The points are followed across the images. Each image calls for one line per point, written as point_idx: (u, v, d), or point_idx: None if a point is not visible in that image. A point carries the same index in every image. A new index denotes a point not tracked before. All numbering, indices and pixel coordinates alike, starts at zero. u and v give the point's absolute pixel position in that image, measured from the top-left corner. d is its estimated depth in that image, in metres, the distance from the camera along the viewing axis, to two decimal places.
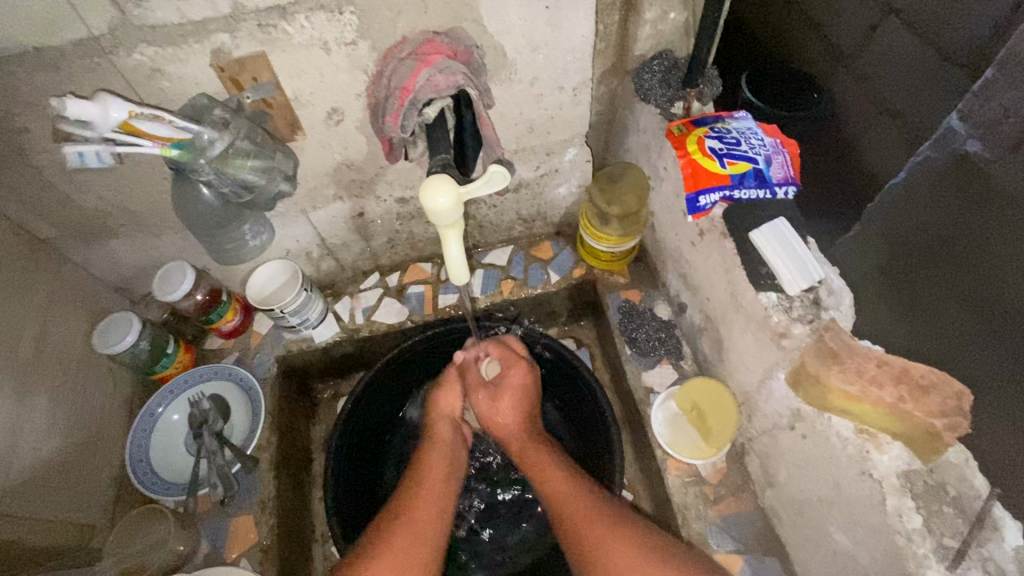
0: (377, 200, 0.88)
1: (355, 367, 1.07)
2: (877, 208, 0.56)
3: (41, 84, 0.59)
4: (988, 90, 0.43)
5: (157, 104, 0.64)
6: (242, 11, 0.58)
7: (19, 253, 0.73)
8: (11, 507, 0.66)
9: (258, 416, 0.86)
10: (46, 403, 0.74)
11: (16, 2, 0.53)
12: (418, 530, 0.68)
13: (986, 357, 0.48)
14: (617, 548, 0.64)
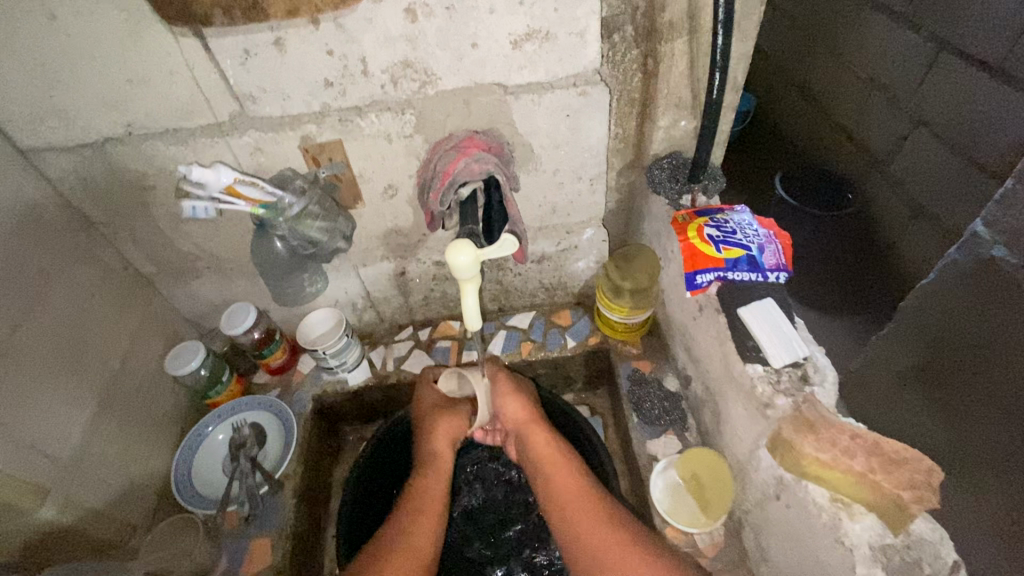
0: (418, 262, 1.02)
1: (369, 415, 1.16)
2: (909, 306, 0.57)
3: (174, 154, 0.77)
4: (1008, 201, 0.45)
5: (252, 174, 0.81)
6: (328, 110, 0.75)
7: (122, 284, 0.90)
8: (79, 497, 0.76)
9: (291, 444, 0.95)
10: (119, 411, 0.86)
11: (169, 99, 0.72)
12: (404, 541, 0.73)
13: (990, 468, 0.51)
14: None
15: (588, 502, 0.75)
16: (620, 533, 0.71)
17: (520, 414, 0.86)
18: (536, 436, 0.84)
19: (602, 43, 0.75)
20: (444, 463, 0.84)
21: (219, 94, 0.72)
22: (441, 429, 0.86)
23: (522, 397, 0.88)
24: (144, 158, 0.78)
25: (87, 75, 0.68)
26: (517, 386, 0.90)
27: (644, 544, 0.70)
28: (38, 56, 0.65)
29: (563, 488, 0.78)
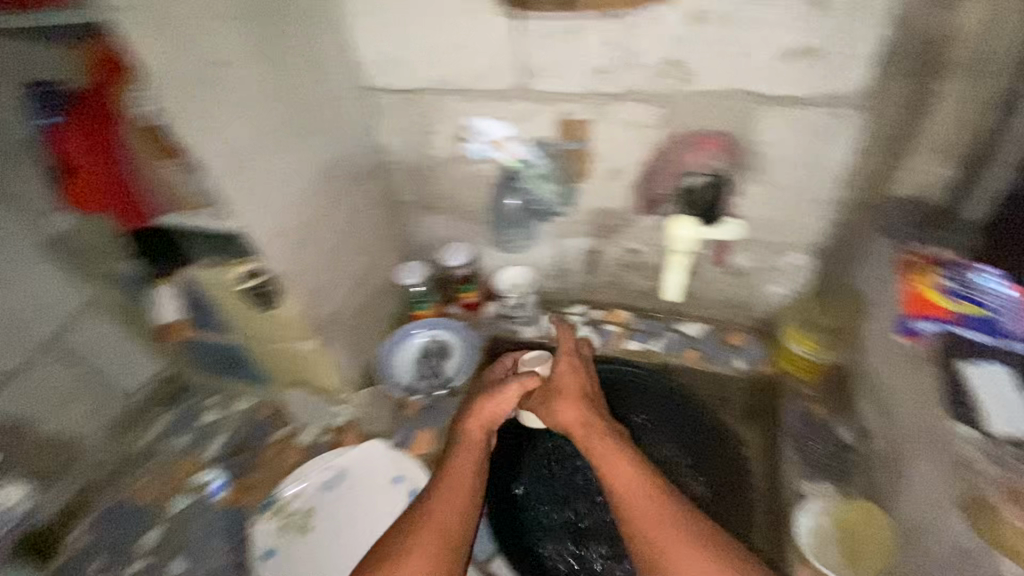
0: (613, 247, 1.10)
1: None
2: None
3: (460, 109, 0.97)
4: None
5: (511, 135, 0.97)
6: (590, 93, 0.88)
7: (386, 204, 1.14)
8: (328, 346, 1.01)
9: (474, 360, 1.15)
10: (361, 297, 1.10)
11: (474, 65, 0.91)
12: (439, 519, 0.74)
13: None
14: (706, 565, 0.66)
15: (643, 493, 0.72)
16: (675, 520, 0.69)
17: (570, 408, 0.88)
18: (582, 437, 0.84)
19: (869, 69, 0.76)
20: (479, 439, 0.86)
21: (512, 66, 0.89)
22: (485, 411, 0.88)
23: (570, 402, 0.89)
24: (438, 108, 0.99)
25: (429, 38, 0.91)
26: (566, 390, 0.91)
27: (703, 535, 0.69)
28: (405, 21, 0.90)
29: (617, 478, 0.75)
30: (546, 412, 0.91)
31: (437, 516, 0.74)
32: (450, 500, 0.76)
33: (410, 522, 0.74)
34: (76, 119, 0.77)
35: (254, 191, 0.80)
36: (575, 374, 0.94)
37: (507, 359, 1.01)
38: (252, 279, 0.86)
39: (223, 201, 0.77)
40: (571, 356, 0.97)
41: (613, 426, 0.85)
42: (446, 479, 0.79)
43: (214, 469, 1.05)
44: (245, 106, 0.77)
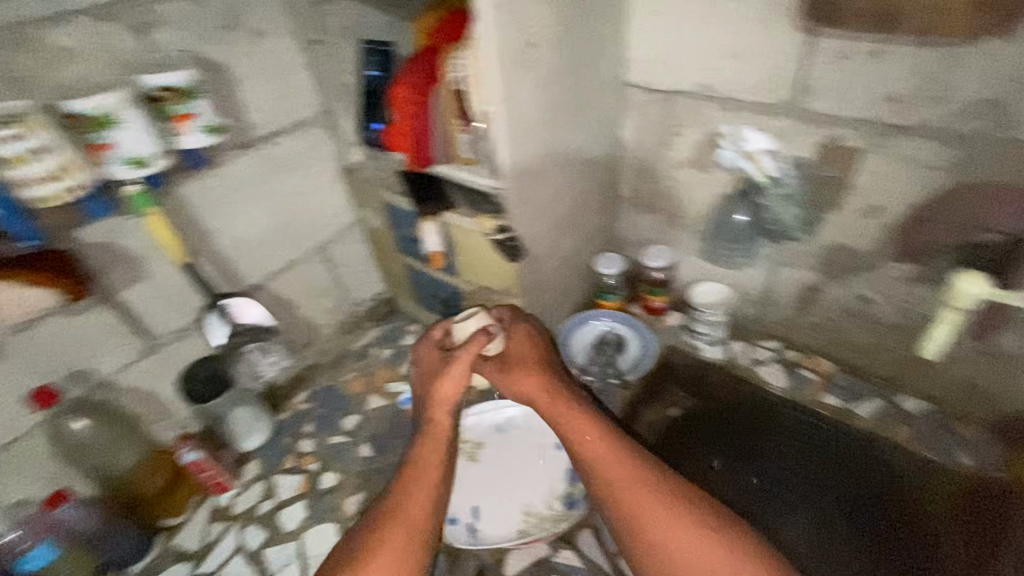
0: (839, 288, 1.02)
1: (691, 391, 1.15)
2: None
3: (716, 115, 0.97)
4: None
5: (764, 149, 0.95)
6: (874, 120, 0.82)
7: (607, 193, 1.19)
8: (528, 309, 1.10)
9: (652, 355, 1.14)
10: (564, 273, 1.17)
11: (748, 74, 0.90)
12: (412, 514, 0.75)
13: None
14: (677, 527, 0.71)
15: (615, 464, 0.77)
16: (656, 494, 0.74)
17: (534, 384, 0.87)
18: (548, 408, 0.85)
19: None
20: (444, 423, 0.85)
21: (791, 80, 0.87)
22: (443, 394, 0.85)
23: (532, 372, 0.88)
24: (692, 111, 1.00)
25: (709, 40, 0.92)
26: (519, 360, 0.89)
27: (672, 501, 0.73)
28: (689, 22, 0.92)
29: (592, 449, 0.79)
30: (505, 381, 0.89)
31: (401, 514, 0.75)
32: (416, 501, 0.77)
33: (379, 520, 0.75)
34: (409, 80, 0.91)
35: (523, 154, 0.89)
36: (527, 343, 0.91)
37: (437, 328, 0.93)
38: (499, 234, 0.96)
39: (495, 161, 0.88)
40: (530, 330, 0.92)
41: (556, 380, 0.87)
42: (405, 486, 0.78)
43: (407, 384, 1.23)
44: (537, 77, 0.85)
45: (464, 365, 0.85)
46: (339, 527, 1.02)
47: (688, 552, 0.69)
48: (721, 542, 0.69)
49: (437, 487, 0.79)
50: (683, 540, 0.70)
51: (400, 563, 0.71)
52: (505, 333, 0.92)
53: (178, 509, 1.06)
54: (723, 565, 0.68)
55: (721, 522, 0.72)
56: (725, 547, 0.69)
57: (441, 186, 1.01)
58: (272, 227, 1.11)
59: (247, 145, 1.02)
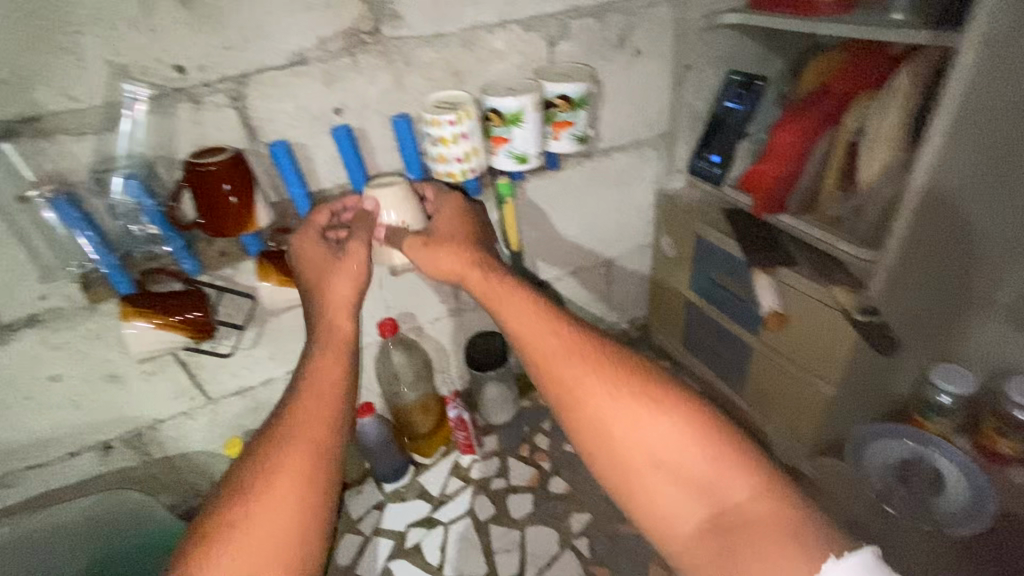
0: None
1: None
2: None
3: None
4: None
5: None
6: None
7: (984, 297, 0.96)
8: (842, 400, 0.93)
9: (991, 505, 0.84)
10: (896, 376, 0.96)
11: None
12: (301, 454, 0.59)
13: None
14: (611, 397, 0.61)
15: (569, 351, 0.64)
16: (642, 390, 0.61)
17: (455, 264, 0.75)
18: (478, 287, 0.72)
19: None
20: (349, 334, 0.70)
21: None
22: (337, 295, 0.72)
23: (451, 245, 0.76)
24: None
25: None
26: (445, 234, 0.79)
27: (618, 375, 0.62)
28: None
29: (525, 325, 0.67)
30: (424, 259, 0.77)
31: (298, 431, 0.61)
32: (313, 429, 0.61)
33: (262, 460, 0.59)
34: (796, 124, 0.86)
35: (920, 230, 0.73)
36: (455, 218, 0.81)
37: (325, 213, 0.82)
38: (859, 313, 0.79)
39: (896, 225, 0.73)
40: (461, 198, 0.84)
41: (478, 251, 0.75)
42: (298, 416, 0.62)
43: None
44: (978, 146, 0.69)
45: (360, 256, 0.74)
46: (560, 537, 1.02)
47: (631, 426, 0.59)
48: (664, 414, 0.59)
49: (337, 409, 0.64)
50: (630, 414, 0.60)
51: (307, 492, 0.57)
52: (439, 199, 0.84)
53: (429, 452, 1.18)
54: (668, 436, 0.58)
55: (646, 379, 0.62)
56: (680, 414, 0.59)
57: (786, 242, 0.91)
58: (582, 232, 1.17)
59: (589, 155, 1.08)
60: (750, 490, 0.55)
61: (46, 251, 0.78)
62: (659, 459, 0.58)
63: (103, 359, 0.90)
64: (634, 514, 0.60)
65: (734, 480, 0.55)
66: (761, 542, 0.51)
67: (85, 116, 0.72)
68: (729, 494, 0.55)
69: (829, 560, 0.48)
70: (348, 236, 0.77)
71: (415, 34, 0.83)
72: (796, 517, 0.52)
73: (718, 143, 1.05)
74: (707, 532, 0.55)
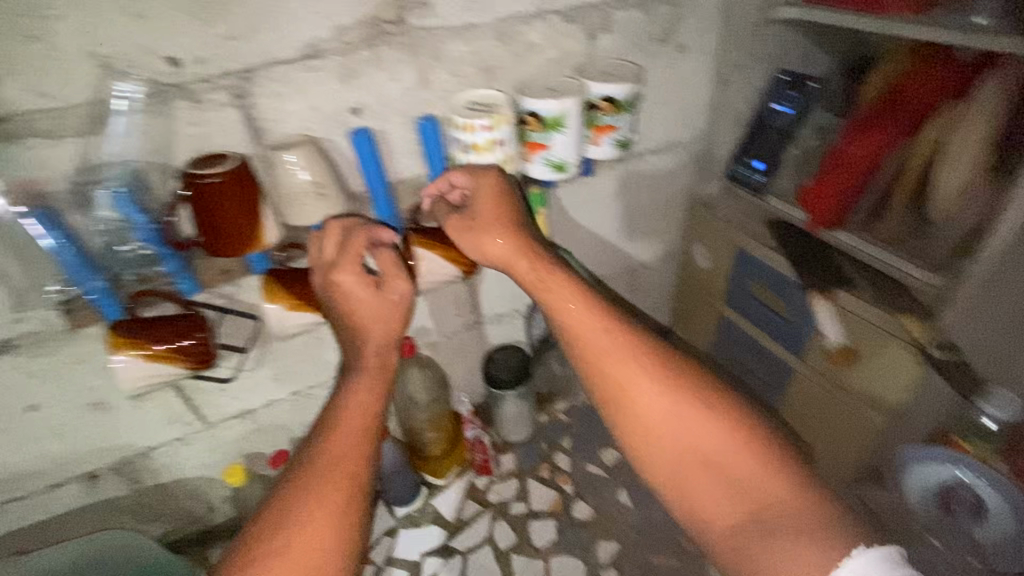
0: None
1: None
2: None
3: None
4: None
5: None
6: None
7: None
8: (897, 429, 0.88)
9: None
10: None
11: None
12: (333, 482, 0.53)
13: None
14: (669, 404, 0.59)
15: (631, 358, 0.61)
16: (706, 402, 0.59)
17: (503, 246, 0.66)
18: (526, 271, 0.65)
19: None
20: (387, 360, 0.61)
21: None
22: (377, 312, 0.61)
23: (498, 228, 0.66)
24: None
25: None
26: (487, 227, 0.66)
27: (676, 384, 0.59)
28: None
29: (568, 313, 0.63)
30: (471, 241, 0.67)
31: (335, 447, 0.54)
32: (344, 437, 0.55)
33: (292, 490, 0.53)
34: (869, 134, 0.80)
35: None
36: (497, 201, 0.68)
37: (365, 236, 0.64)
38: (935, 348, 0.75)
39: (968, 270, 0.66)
40: (500, 172, 0.69)
41: (530, 236, 0.67)
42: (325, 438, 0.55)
43: None
44: None
45: (403, 284, 0.62)
46: (588, 569, 0.96)
47: (687, 425, 0.58)
48: (714, 414, 0.58)
49: (370, 423, 0.56)
50: (677, 411, 0.59)
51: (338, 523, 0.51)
52: (472, 178, 0.70)
53: (440, 473, 1.09)
54: (720, 439, 0.57)
55: (699, 380, 0.60)
56: (729, 417, 0.58)
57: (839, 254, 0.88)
58: (613, 243, 1.08)
59: (625, 160, 0.99)
60: (789, 489, 0.54)
61: (20, 271, 0.68)
62: (706, 457, 0.57)
63: (89, 386, 0.80)
64: (676, 504, 0.59)
65: (776, 477, 0.55)
66: (800, 540, 0.50)
67: (62, 117, 0.61)
68: (772, 495, 0.54)
69: (856, 551, 0.48)
70: (389, 268, 0.63)
71: (444, 24, 0.73)
72: (841, 519, 0.51)
73: (759, 146, 0.95)
74: (746, 531, 0.53)
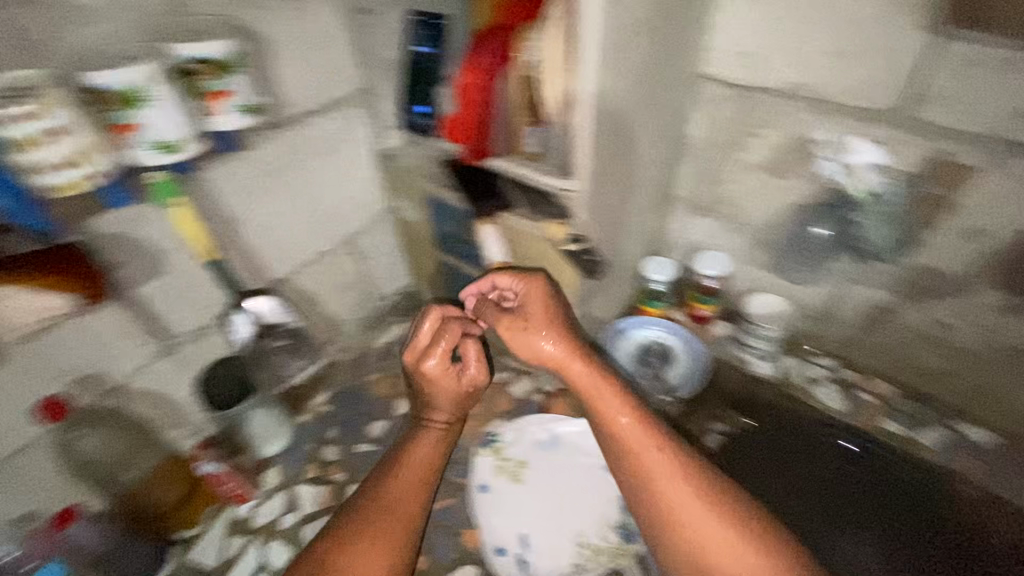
0: (918, 312, 0.94)
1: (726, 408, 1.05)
2: None
3: (789, 112, 0.89)
4: None
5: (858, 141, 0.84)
6: (995, 138, 0.74)
7: (660, 200, 1.10)
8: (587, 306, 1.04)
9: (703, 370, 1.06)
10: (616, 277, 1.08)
11: (854, 81, 0.81)
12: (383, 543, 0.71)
13: None
14: (687, 495, 0.71)
15: (659, 459, 0.73)
16: (722, 504, 0.70)
17: (557, 349, 0.82)
18: (570, 373, 0.81)
19: None
20: (427, 456, 0.82)
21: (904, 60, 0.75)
22: (467, 379, 0.90)
23: (536, 331, 0.84)
24: (772, 114, 0.91)
25: (797, 18, 0.81)
26: (536, 322, 0.84)
27: (694, 475, 0.72)
28: (787, 9, 0.81)
29: (615, 419, 0.76)
30: (520, 343, 0.85)
31: (381, 518, 0.73)
32: (394, 518, 0.74)
33: (345, 547, 0.69)
34: (480, 59, 0.81)
35: (600, 162, 0.80)
36: (538, 297, 0.87)
37: (455, 332, 0.88)
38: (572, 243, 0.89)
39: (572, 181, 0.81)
40: (544, 282, 0.88)
41: (582, 346, 0.83)
42: (368, 538, 0.71)
43: None
44: (629, 65, 0.75)
45: (472, 371, 0.90)
46: None
47: (687, 507, 0.70)
48: (728, 522, 0.68)
49: (410, 510, 0.75)
50: (683, 504, 0.70)
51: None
52: (521, 284, 0.89)
53: (195, 518, 0.98)
54: (716, 530, 0.68)
55: (713, 479, 0.72)
56: (731, 519, 0.68)
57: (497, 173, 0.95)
58: (298, 215, 1.02)
59: (280, 126, 0.92)
60: None
61: None
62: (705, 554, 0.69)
63: None
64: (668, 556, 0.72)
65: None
66: None
67: None
68: None
69: None
70: (465, 360, 0.90)
71: None
72: None
73: (419, 90, 0.95)
74: None
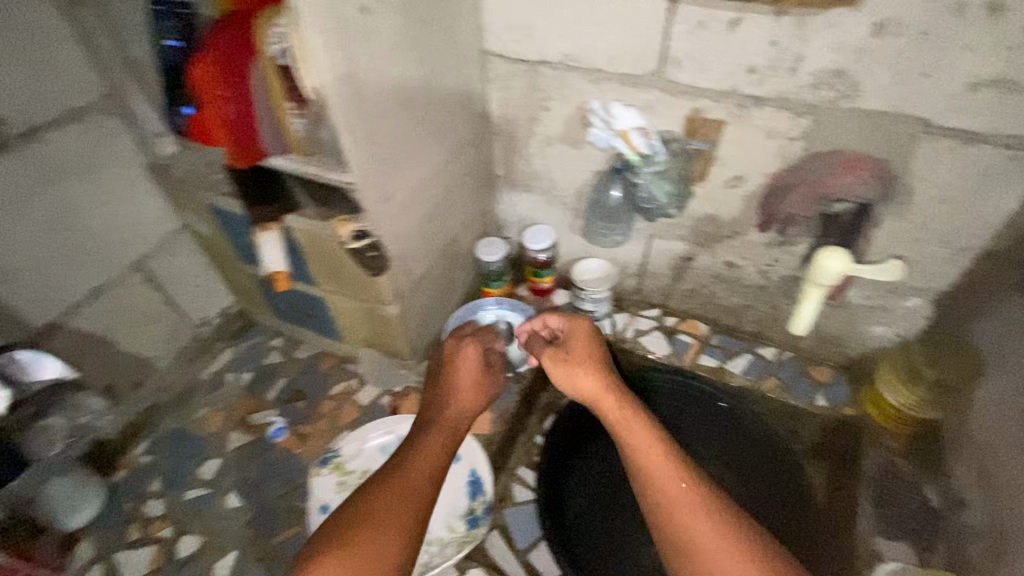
0: (711, 256, 1.03)
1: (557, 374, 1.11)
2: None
3: (566, 82, 0.91)
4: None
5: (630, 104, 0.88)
6: (731, 93, 0.80)
7: (476, 181, 1.09)
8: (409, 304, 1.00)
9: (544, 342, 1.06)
10: (442, 264, 1.07)
11: (613, 50, 0.84)
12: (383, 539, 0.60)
13: None
14: (707, 532, 0.58)
15: (680, 489, 0.61)
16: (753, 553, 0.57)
17: (592, 385, 0.74)
18: (610, 408, 0.70)
19: None
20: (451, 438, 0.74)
21: (647, 26, 0.79)
22: (490, 385, 0.85)
23: (588, 368, 0.76)
24: (554, 86, 0.92)
25: None
26: (580, 359, 0.78)
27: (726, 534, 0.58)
28: None
29: (641, 450, 0.65)
30: (562, 375, 0.77)
31: (386, 506, 0.62)
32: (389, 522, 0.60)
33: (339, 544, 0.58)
34: (213, 51, 0.73)
35: (372, 149, 0.76)
36: (587, 345, 0.80)
37: (487, 340, 0.90)
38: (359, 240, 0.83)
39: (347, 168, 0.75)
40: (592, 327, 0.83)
41: (624, 386, 0.73)
42: (376, 517, 0.61)
43: (274, 412, 1.08)
44: (379, 44, 0.72)
45: (490, 383, 0.85)
46: None
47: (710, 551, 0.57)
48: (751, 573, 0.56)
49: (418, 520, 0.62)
50: (707, 544, 0.58)
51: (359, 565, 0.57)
52: (566, 321, 0.85)
53: None
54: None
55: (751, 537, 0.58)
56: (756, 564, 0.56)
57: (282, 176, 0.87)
58: (50, 249, 0.87)
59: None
60: None
61: None
62: None
63: None
64: None
65: None
66: None
67: None
68: None
69: None
70: (489, 356, 0.88)
71: None
72: None
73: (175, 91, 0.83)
74: None
